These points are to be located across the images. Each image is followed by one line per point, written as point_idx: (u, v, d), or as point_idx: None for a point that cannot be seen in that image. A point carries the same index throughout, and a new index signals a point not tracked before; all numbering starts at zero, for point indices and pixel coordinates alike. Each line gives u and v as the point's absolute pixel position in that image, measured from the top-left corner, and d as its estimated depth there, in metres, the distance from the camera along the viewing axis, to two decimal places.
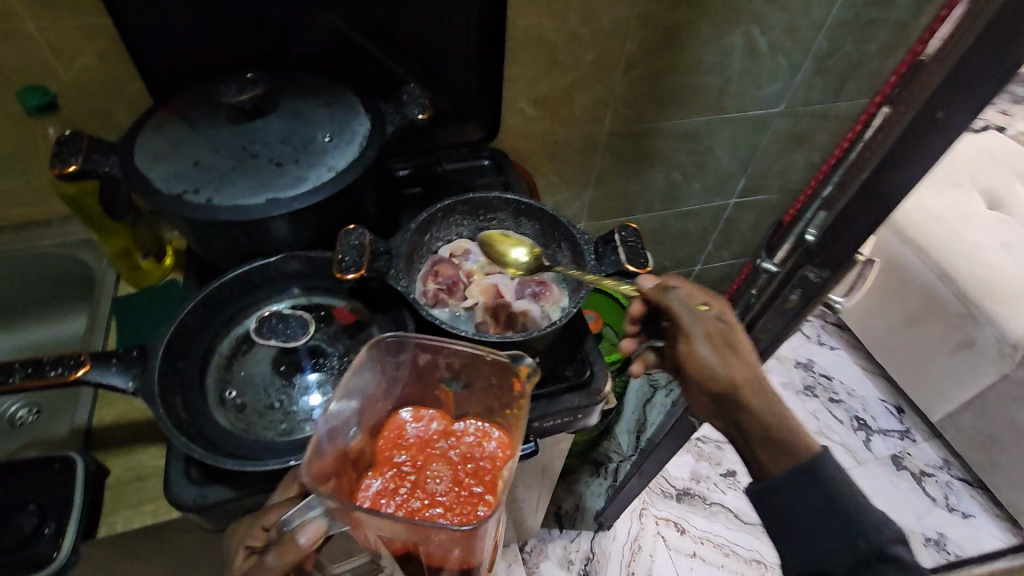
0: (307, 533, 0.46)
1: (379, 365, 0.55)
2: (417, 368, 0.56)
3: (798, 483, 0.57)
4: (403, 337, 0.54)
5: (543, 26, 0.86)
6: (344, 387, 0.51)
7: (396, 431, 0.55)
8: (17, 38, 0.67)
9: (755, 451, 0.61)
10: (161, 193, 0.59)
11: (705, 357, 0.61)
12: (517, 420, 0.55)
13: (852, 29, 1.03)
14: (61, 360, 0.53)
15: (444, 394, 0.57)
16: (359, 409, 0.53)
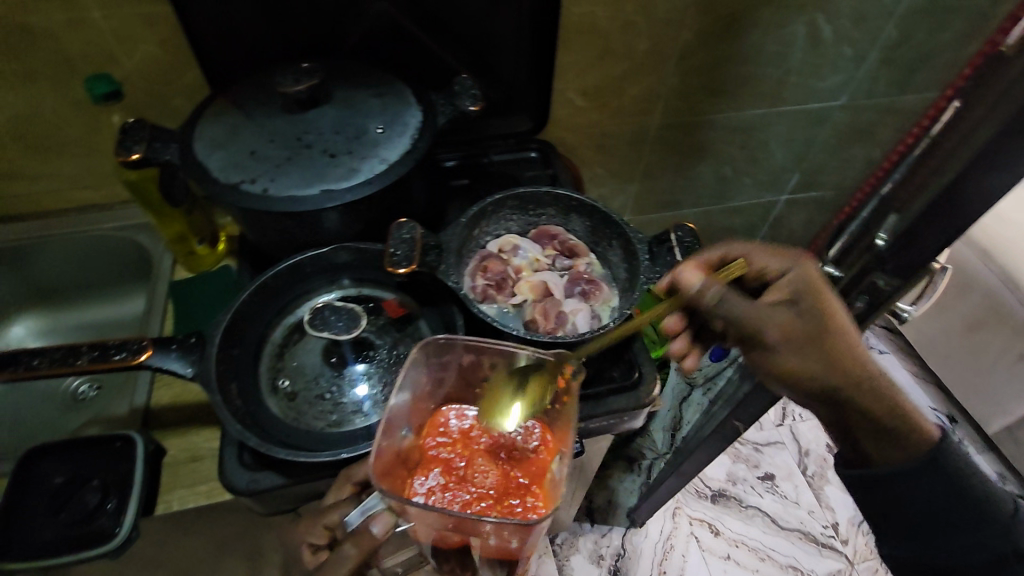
0: (378, 523, 0.48)
1: (425, 366, 0.55)
2: (461, 367, 0.56)
3: (917, 473, 0.57)
4: (452, 338, 0.54)
5: (597, 14, 0.83)
6: (399, 388, 0.52)
7: (441, 429, 0.56)
8: (84, 25, 0.69)
9: (868, 441, 0.58)
10: (219, 183, 0.59)
11: (794, 360, 0.53)
12: (560, 417, 0.55)
13: (926, 18, 0.96)
14: (125, 344, 0.54)
15: (485, 392, 0.58)
16: (407, 408, 0.54)
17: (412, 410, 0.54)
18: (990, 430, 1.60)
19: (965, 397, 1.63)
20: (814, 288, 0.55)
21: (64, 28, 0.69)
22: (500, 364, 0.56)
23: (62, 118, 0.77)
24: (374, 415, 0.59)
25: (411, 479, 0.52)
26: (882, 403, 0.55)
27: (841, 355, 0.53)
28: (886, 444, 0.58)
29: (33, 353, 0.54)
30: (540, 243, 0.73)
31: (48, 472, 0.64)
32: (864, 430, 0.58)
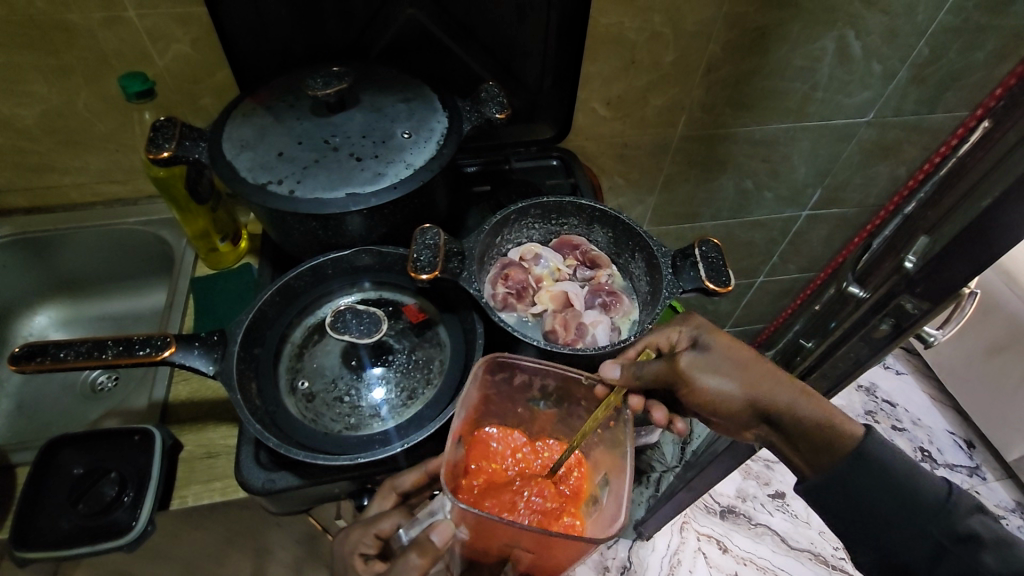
0: (438, 530, 0.48)
1: (484, 380, 0.57)
2: (510, 386, 0.59)
3: (851, 475, 0.55)
4: (508, 359, 0.56)
5: (624, 25, 0.83)
6: (461, 404, 0.54)
7: (485, 446, 0.59)
8: (120, 24, 0.70)
9: (801, 452, 0.58)
10: (247, 183, 0.60)
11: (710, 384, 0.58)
12: (599, 442, 0.58)
13: (959, 35, 0.95)
14: (150, 340, 0.55)
15: (528, 412, 0.61)
16: (463, 422, 0.56)
17: (466, 423, 0.56)
18: (1009, 457, 1.56)
19: (983, 421, 1.60)
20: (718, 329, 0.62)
21: (100, 25, 0.70)
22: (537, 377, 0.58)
23: (94, 113, 0.78)
24: (391, 420, 0.59)
25: (462, 491, 0.53)
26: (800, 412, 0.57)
27: (755, 379, 0.59)
28: (807, 448, 0.58)
29: (59, 346, 0.54)
30: (562, 252, 0.73)
31: (67, 462, 0.65)
32: (785, 436, 0.59)
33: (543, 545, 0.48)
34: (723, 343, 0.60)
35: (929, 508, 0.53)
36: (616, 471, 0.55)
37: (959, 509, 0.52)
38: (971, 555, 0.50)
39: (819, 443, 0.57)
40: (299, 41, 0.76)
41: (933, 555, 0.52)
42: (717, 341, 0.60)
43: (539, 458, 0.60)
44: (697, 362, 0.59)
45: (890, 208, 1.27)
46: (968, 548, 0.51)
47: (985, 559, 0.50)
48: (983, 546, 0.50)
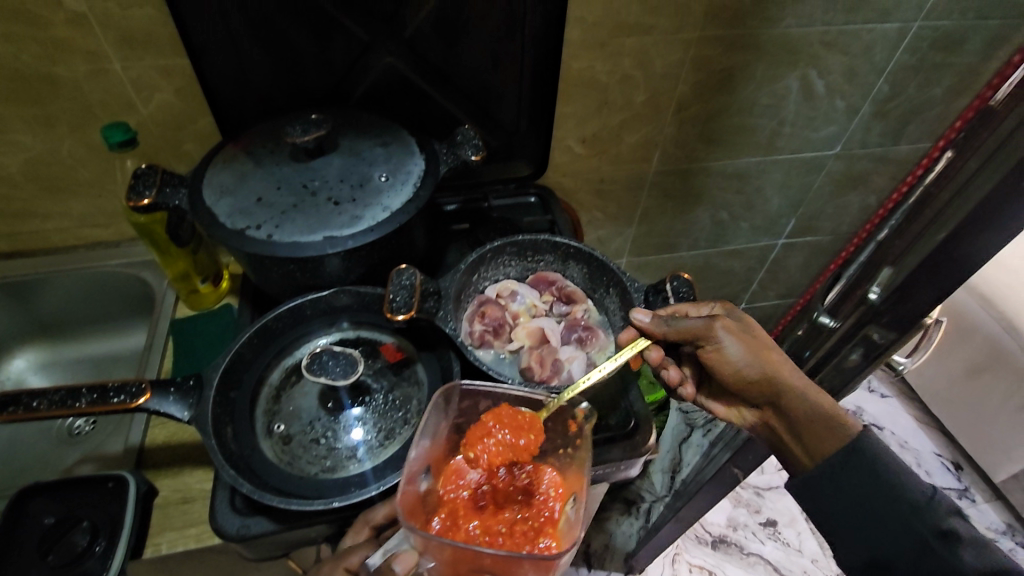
0: (400, 560, 0.49)
1: (443, 410, 0.57)
2: (474, 412, 0.59)
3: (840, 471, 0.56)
4: (456, 387, 0.57)
5: (596, 68, 0.86)
6: (420, 437, 0.53)
7: (458, 473, 0.57)
8: (104, 75, 0.72)
9: (803, 439, 0.60)
10: (225, 228, 0.61)
11: (734, 352, 0.63)
12: (571, 461, 0.58)
13: (916, 73, 1.00)
14: (124, 386, 0.55)
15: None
16: (426, 452, 0.55)
17: (430, 453, 0.56)
18: (996, 478, 1.56)
19: (968, 442, 1.62)
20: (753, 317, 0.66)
21: (85, 77, 0.72)
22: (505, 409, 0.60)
23: (77, 160, 0.80)
24: (368, 462, 0.59)
25: (433, 520, 0.53)
26: (808, 399, 0.60)
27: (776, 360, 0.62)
28: (812, 437, 0.59)
29: (33, 395, 0.54)
30: (538, 288, 0.74)
31: (39, 512, 0.64)
32: (788, 420, 0.62)
33: (505, 567, 0.47)
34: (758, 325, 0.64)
35: (909, 507, 0.53)
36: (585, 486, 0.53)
37: (942, 507, 0.52)
38: (950, 553, 0.50)
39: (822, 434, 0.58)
40: (280, 88, 0.79)
41: (917, 553, 0.51)
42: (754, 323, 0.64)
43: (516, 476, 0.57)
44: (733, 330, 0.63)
45: (862, 235, 1.31)
46: (946, 544, 0.50)
47: (963, 556, 0.49)
48: (961, 544, 0.50)
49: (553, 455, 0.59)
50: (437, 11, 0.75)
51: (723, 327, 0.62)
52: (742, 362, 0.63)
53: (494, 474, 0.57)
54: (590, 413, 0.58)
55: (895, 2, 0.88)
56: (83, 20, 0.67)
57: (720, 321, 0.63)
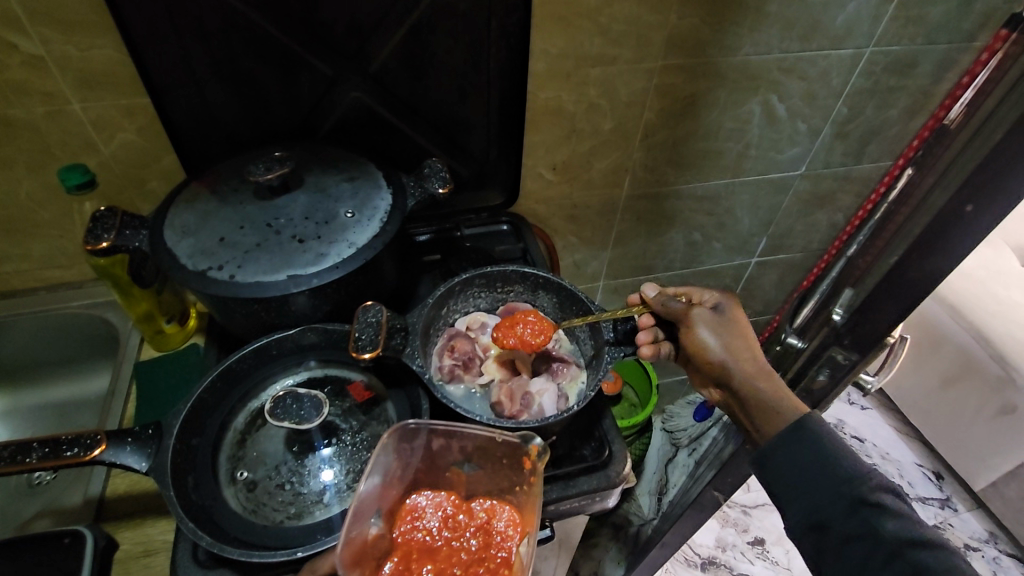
0: None
1: (397, 452, 0.58)
2: (431, 452, 0.60)
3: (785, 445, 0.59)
4: (420, 424, 0.58)
5: (562, 98, 0.88)
6: (369, 475, 0.55)
7: (414, 514, 0.59)
8: (63, 116, 0.71)
9: (753, 418, 0.64)
10: (186, 269, 0.60)
11: (705, 337, 0.67)
12: (528, 498, 0.59)
13: (872, 95, 1.03)
14: (78, 439, 0.53)
15: (455, 475, 0.61)
16: (377, 495, 0.56)
17: (385, 497, 0.57)
18: (976, 487, 1.58)
19: (947, 452, 1.63)
20: (738, 311, 0.70)
21: (43, 118, 0.71)
22: (469, 447, 0.59)
23: (37, 202, 0.78)
24: (335, 506, 0.57)
25: (386, 563, 0.55)
26: (758, 383, 0.64)
27: (742, 347, 0.66)
28: (759, 416, 0.63)
29: None
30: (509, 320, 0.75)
31: None
32: (741, 401, 0.66)
33: None
34: (735, 316, 0.69)
35: (850, 483, 0.55)
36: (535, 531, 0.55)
37: (873, 480, 0.54)
38: (875, 518, 0.52)
39: (768, 414, 0.62)
40: (246, 125, 0.78)
41: (847, 515, 0.54)
42: (731, 314, 0.69)
43: (472, 515, 0.59)
44: (709, 317, 0.68)
45: (832, 251, 1.33)
46: (872, 511, 0.53)
47: (886, 523, 0.52)
48: (886, 513, 0.52)
49: (511, 492, 0.60)
50: (402, 47, 0.76)
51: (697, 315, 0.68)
52: (710, 347, 0.67)
53: (449, 515, 0.59)
54: (543, 450, 0.56)
55: (847, 30, 0.91)
56: (39, 62, 0.66)
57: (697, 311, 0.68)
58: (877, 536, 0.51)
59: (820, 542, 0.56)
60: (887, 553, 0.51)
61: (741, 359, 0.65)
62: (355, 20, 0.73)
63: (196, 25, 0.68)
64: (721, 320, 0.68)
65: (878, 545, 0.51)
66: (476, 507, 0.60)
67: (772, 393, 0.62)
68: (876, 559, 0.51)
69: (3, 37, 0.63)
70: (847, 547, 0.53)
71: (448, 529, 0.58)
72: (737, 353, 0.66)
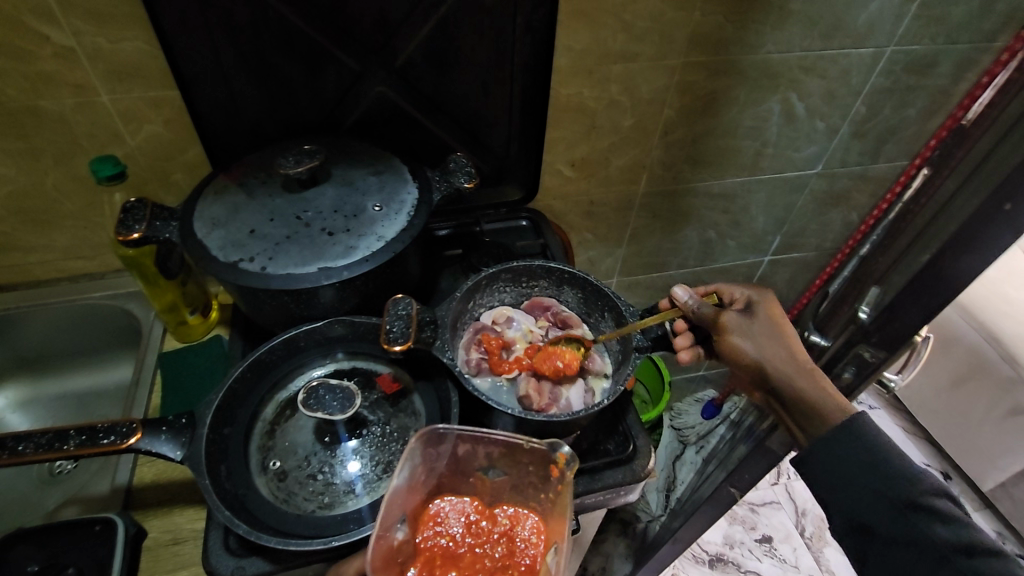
0: None
1: (423, 456, 0.58)
2: (457, 456, 0.60)
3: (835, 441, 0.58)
4: (447, 429, 0.58)
5: (584, 95, 0.88)
6: (397, 476, 0.55)
7: (436, 519, 0.60)
8: (92, 107, 0.71)
9: (797, 420, 0.63)
10: (218, 261, 0.60)
11: (742, 342, 0.66)
12: (552, 506, 0.60)
13: (891, 95, 1.03)
14: (114, 427, 0.53)
15: (479, 481, 0.62)
16: (403, 499, 0.57)
17: (409, 501, 0.58)
18: (984, 487, 1.58)
19: (955, 452, 1.64)
20: (775, 309, 0.68)
21: (72, 109, 0.71)
22: (495, 451, 0.59)
23: (62, 192, 0.79)
24: (366, 496, 0.58)
25: (410, 569, 0.56)
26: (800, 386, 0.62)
27: (778, 345, 0.65)
28: (803, 416, 0.62)
29: (19, 438, 0.53)
30: (534, 314, 0.76)
31: (22, 560, 0.62)
32: (784, 401, 0.65)
33: None
34: (768, 314, 0.67)
35: (901, 488, 0.54)
36: (562, 538, 0.57)
37: (924, 484, 0.54)
38: (922, 523, 0.52)
39: (811, 415, 0.61)
40: (272, 118, 0.79)
41: (894, 518, 0.54)
42: (763, 313, 0.68)
43: (496, 521, 0.60)
44: (741, 320, 0.67)
45: (845, 251, 1.33)
46: (923, 516, 0.53)
47: (935, 529, 0.52)
48: (937, 519, 0.52)
49: (536, 500, 0.61)
50: (428, 42, 0.76)
51: (729, 321, 0.67)
52: (748, 351, 0.65)
53: (471, 523, 0.60)
54: (571, 458, 0.56)
55: (869, 28, 0.91)
56: (70, 53, 0.66)
57: (728, 319, 0.67)
58: (925, 541, 0.52)
59: (865, 543, 0.57)
60: (935, 557, 0.52)
61: (778, 359, 0.64)
62: (382, 15, 0.73)
63: (226, 20, 0.68)
64: (753, 320, 0.67)
65: (923, 548, 0.52)
66: (497, 513, 0.61)
67: (817, 396, 0.61)
68: (922, 559, 0.52)
69: (35, 28, 0.64)
70: (891, 548, 0.54)
71: (470, 538, 0.59)
72: (775, 356, 0.64)
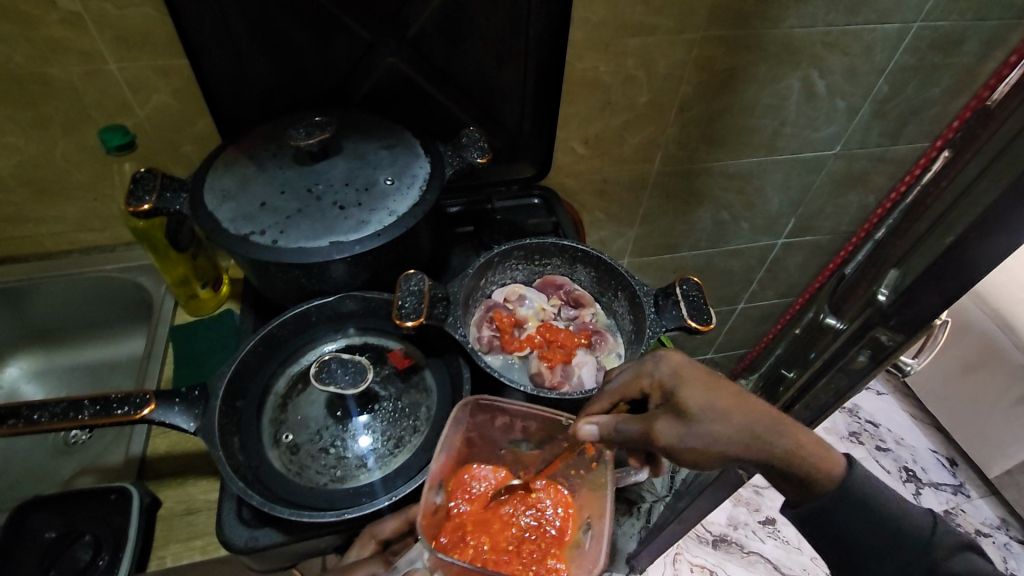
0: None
1: (461, 426, 0.58)
2: (493, 428, 0.60)
3: (836, 506, 0.53)
4: (482, 400, 0.58)
5: (599, 69, 0.86)
6: (440, 448, 0.55)
7: (468, 488, 0.60)
8: (100, 77, 0.70)
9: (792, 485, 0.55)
10: (229, 233, 0.60)
11: (700, 443, 0.52)
12: (582, 481, 0.60)
13: (915, 74, 1.00)
14: (128, 398, 0.54)
15: (510, 453, 0.62)
16: (442, 467, 0.57)
17: (445, 468, 0.58)
18: (991, 474, 1.58)
19: (963, 438, 1.63)
20: (695, 380, 0.55)
21: (80, 78, 0.70)
22: (530, 425, 0.59)
23: (71, 163, 0.78)
24: (377, 471, 0.58)
25: (442, 536, 0.56)
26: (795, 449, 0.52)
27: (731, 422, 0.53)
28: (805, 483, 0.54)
29: (34, 408, 0.53)
30: (546, 292, 0.75)
31: (39, 527, 0.63)
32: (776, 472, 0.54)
33: None
34: (698, 395, 0.53)
35: (912, 538, 0.53)
36: (597, 513, 0.56)
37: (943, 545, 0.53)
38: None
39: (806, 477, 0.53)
40: (282, 90, 0.77)
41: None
42: (691, 395, 0.53)
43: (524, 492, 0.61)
44: (676, 425, 0.53)
45: (860, 235, 1.31)
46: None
47: None
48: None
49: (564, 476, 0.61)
50: (441, 12, 0.74)
51: (672, 425, 0.53)
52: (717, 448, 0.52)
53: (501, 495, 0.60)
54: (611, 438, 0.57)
55: (895, 2, 0.88)
56: (78, 21, 0.65)
57: (668, 425, 0.53)
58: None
59: None
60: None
61: (753, 444, 0.52)
62: None
63: None
64: (692, 412, 0.53)
65: None
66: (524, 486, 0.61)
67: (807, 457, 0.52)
68: None
69: None
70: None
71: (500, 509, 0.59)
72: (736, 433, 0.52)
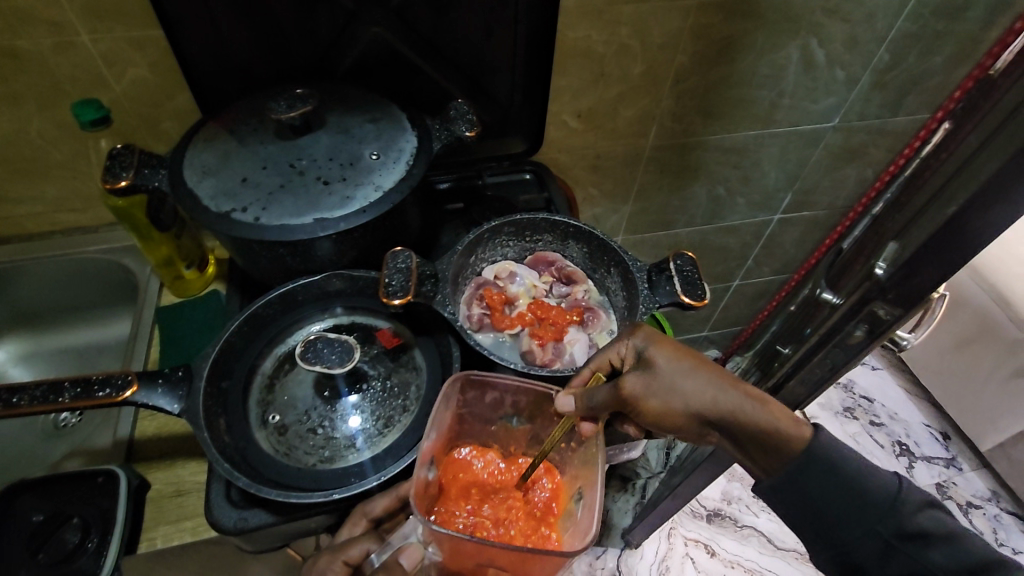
0: (407, 555, 0.53)
1: (452, 400, 0.57)
2: (484, 403, 0.59)
3: (814, 481, 0.49)
4: (473, 376, 0.57)
5: (593, 38, 0.83)
6: (430, 427, 0.54)
7: (458, 467, 0.60)
8: (72, 49, 0.68)
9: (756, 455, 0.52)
10: (210, 211, 0.58)
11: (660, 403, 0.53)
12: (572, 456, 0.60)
13: (916, 42, 0.98)
14: (110, 380, 0.53)
15: (501, 429, 0.61)
16: (433, 443, 0.56)
17: (437, 444, 0.57)
18: (984, 447, 1.58)
19: (956, 412, 1.63)
20: (662, 343, 0.55)
21: (51, 51, 0.67)
22: (522, 399, 0.58)
23: (47, 140, 0.76)
24: (367, 450, 0.58)
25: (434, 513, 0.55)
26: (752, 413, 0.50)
27: (697, 381, 0.52)
28: (764, 452, 0.51)
29: (12, 391, 0.52)
30: (538, 269, 0.74)
31: (26, 509, 0.63)
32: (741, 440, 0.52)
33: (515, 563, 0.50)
34: (666, 356, 0.54)
35: (880, 497, 0.48)
36: (588, 484, 0.56)
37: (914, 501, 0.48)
38: (918, 552, 0.47)
39: (766, 445, 0.50)
40: (263, 63, 0.75)
41: (882, 556, 0.48)
42: (660, 354, 0.54)
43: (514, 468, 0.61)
44: (643, 378, 0.53)
45: (858, 209, 1.29)
46: (914, 545, 0.47)
47: (930, 555, 0.47)
48: (929, 544, 0.47)
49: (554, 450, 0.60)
50: None
51: (635, 385, 0.53)
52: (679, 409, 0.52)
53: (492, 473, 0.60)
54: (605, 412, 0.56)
55: None
56: None
57: (630, 384, 0.53)
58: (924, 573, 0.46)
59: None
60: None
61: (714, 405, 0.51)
62: None
63: None
64: (656, 373, 0.53)
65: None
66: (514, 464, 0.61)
67: (765, 421, 0.50)
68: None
69: None
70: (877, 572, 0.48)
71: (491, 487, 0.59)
72: (700, 393, 0.52)
